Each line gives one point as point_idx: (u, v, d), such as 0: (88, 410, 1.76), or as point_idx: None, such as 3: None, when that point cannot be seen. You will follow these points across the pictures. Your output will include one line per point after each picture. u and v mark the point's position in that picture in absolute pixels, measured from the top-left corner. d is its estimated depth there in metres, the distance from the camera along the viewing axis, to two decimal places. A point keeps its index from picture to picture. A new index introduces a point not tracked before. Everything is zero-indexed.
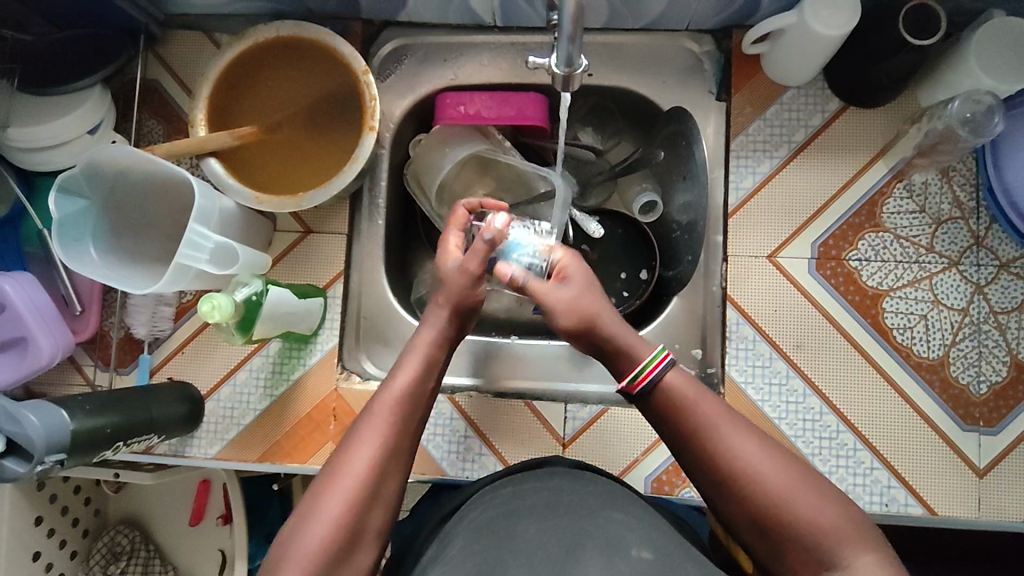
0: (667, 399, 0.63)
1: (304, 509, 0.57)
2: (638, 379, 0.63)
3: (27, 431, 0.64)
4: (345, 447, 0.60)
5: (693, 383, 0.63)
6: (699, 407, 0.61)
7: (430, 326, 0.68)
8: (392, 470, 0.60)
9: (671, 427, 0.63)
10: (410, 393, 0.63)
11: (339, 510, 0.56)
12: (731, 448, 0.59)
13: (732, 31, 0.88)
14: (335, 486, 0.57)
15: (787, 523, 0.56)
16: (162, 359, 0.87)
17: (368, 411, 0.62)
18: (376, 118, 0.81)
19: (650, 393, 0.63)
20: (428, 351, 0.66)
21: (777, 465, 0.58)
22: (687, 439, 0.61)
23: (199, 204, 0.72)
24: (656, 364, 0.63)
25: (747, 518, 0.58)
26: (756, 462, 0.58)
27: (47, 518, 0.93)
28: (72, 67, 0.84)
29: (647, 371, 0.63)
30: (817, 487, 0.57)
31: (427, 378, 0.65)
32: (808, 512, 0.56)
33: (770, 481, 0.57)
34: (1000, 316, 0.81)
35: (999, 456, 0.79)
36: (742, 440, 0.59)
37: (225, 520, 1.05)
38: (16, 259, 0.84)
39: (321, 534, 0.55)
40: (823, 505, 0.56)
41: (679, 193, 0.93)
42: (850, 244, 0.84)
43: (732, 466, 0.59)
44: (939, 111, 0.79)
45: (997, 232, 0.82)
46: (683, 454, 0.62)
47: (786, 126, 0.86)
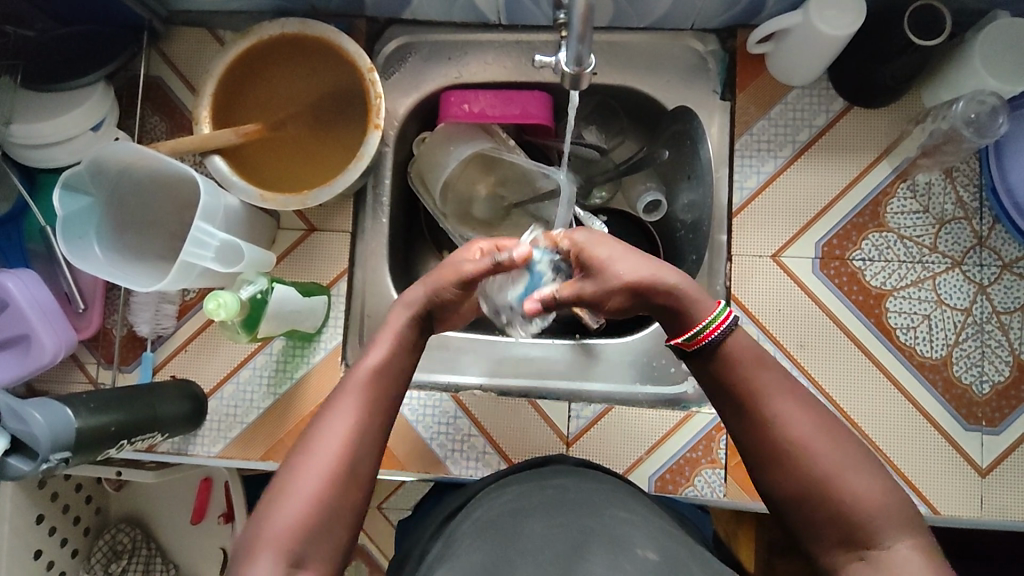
0: (726, 362, 0.61)
1: (278, 486, 0.56)
2: (692, 340, 0.61)
3: (32, 429, 0.64)
4: (317, 424, 0.59)
5: (749, 349, 0.61)
6: (756, 376, 0.60)
7: (402, 308, 0.66)
8: (368, 448, 0.59)
9: (725, 391, 0.61)
10: (382, 371, 0.62)
11: (315, 487, 0.55)
12: (784, 418, 0.58)
13: (736, 31, 0.88)
14: (309, 463, 0.56)
15: (832, 499, 0.55)
16: (165, 357, 0.86)
17: (342, 388, 0.61)
18: (382, 115, 0.81)
19: (709, 353, 0.61)
20: (401, 330, 0.65)
21: (829, 441, 0.57)
22: (741, 404, 0.60)
23: (205, 202, 0.72)
24: (718, 324, 0.61)
25: (789, 490, 0.57)
26: (809, 435, 0.57)
27: (48, 516, 0.93)
28: (76, 63, 0.83)
29: (710, 329, 0.61)
30: (868, 466, 0.56)
31: (401, 355, 0.64)
32: (855, 489, 0.54)
33: (819, 455, 0.56)
34: (1002, 316, 0.82)
35: (1001, 456, 0.80)
36: (796, 413, 0.58)
37: (226, 518, 1.05)
38: (18, 256, 0.84)
39: (297, 511, 0.54)
40: (871, 484, 0.55)
41: (684, 193, 0.94)
42: (853, 244, 0.84)
43: (782, 438, 0.57)
44: (944, 111, 0.80)
45: (1001, 232, 0.83)
46: (734, 419, 0.61)
47: (790, 126, 0.86)
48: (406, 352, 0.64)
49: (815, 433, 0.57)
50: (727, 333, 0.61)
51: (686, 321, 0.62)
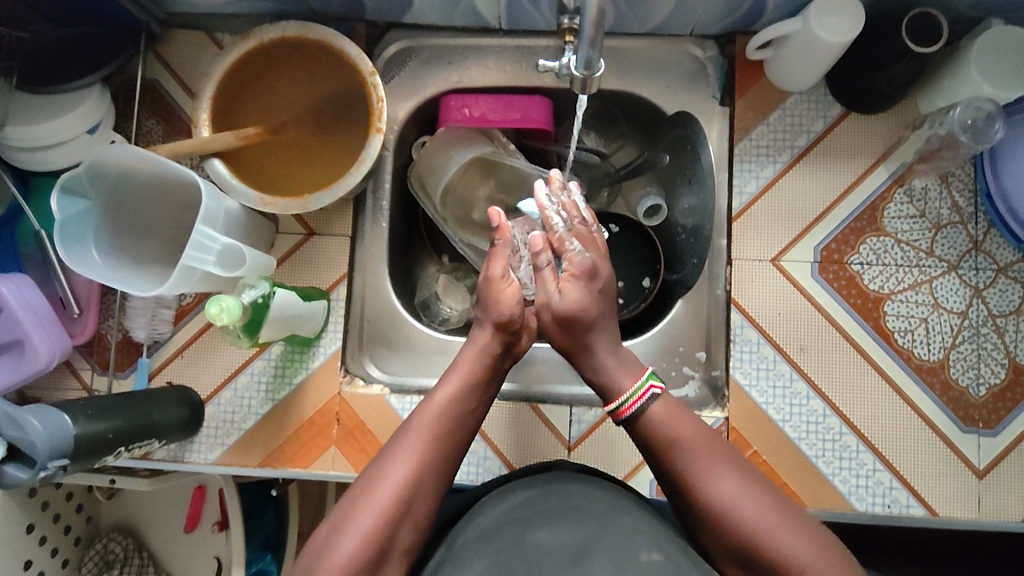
0: (653, 432, 0.64)
1: (338, 517, 0.57)
2: (623, 406, 0.67)
3: (30, 436, 0.63)
4: (384, 457, 0.61)
5: (673, 412, 0.65)
6: (684, 440, 0.63)
7: (473, 346, 0.70)
8: (430, 485, 0.60)
9: (655, 460, 0.64)
10: (450, 409, 0.64)
11: (374, 521, 0.56)
12: (708, 481, 0.60)
13: (735, 37, 0.89)
14: (372, 496, 0.58)
15: (761, 554, 0.56)
16: (161, 363, 0.85)
17: (408, 425, 0.63)
18: (384, 119, 0.80)
19: (633, 423, 0.66)
20: (468, 371, 0.67)
21: (752, 498, 0.59)
22: (669, 471, 0.63)
23: (206, 206, 0.71)
24: (639, 395, 0.66)
25: (725, 546, 0.58)
26: (732, 495, 0.59)
27: (39, 525, 0.91)
28: (72, 65, 0.82)
29: (631, 401, 0.66)
30: (792, 518, 0.58)
31: (471, 395, 0.66)
32: (782, 543, 0.56)
33: (748, 514, 0.58)
34: (998, 320, 0.83)
35: (998, 457, 0.81)
36: (720, 473, 0.60)
37: (221, 526, 1.03)
38: (11, 260, 0.83)
39: (355, 543, 0.55)
40: (796, 538, 0.56)
41: (684, 197, 0.95)
42: (851, 248, 0.85)
43: (709, 501, 0.59)
44: (942, 116, 0.80)
45: (996, 237, 0.84)
46: (670, 486, 0.63)
47: (789, 132, 0.87)
48: (476, 391, 0.67)
49: (738, 493, 0.59)
50: (649, 401, 0.65)
51: (613, 392, 0.68)
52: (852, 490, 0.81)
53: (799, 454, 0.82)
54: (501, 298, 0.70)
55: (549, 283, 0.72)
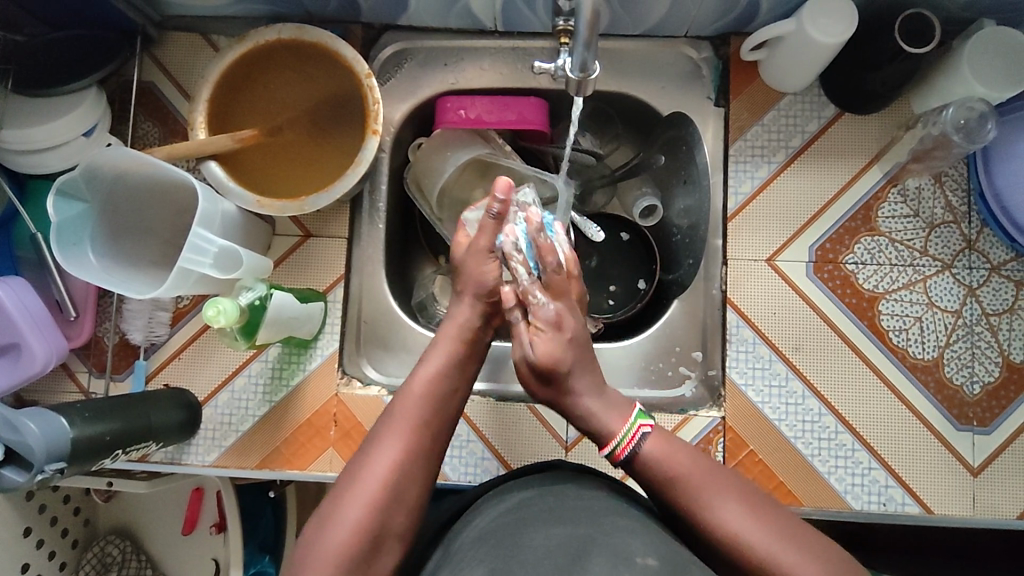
0: (651, 473, 0.62)
1: (327, 508, 0.57)
2: (619, 447, 0.64)
3: (27, 439, 0.63)
4: (370, 444, 0.61)
5: (667, 452, 0.63)
6: (685, 474, 0.61)
7: (453, 321, 0.69)
8: (418, 471, 0.60)
9: (658, 500, 0.63)
10: (432, 387, 0.64)
11: (361, 512, 0.56)
12: (713, 511, 0.59)
13: (729, 38, 0.89)
14: (359, 484, 0.58)
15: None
16: (158, 365, 0.85)
17: (392, 409, 0.63)
18: (380, 121, 0.81)
19: (631, 466, 0.64)
20: (450, 348, 0.67)
21: (758, 528, 0.58)
22: (672, 508, 0.61)
23: (203, 208, 0.71)
24: (630, 438, 0.64)
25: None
26: (740, 524, 0.58)
27: (36, 528, 0.91)
28: (68, 67, 0.83)
29: (623, 445, 0.64)
30: (798, 542, 0.57)
31: (454, 372, 0.66)
32: (792, 570, 0.55)
33: (756, 544, 0.57)
34: (992, 318, 0.83)
35: (993, 456, 0.81)
36: (723, 506, 0.59)
37: (219, 528, 1.03)
38: (6, 262, 0.83)
39: (345, 534, 0.55)
40: (805, 563, 0.55)
41: (679, 197, 0.95)
42: (846, 248, 0.85)
43: (715, 533, 0.58)
44: (935, 117, 0.81)
45: (989, 236, 0.84)
46: (677, 523, 0.62)
47: (783, 132, 0.87)
48: (458, 368, 0.67)
49: (743, 523, 0.58)
50: (642, 442, 0.63)
51: (603, 436, 0.65)
52: (847, 488, 0.81)
53: (794, 453, 0.82)
54: (480, 266, 0.71)
55: (526, 334, 0.66)
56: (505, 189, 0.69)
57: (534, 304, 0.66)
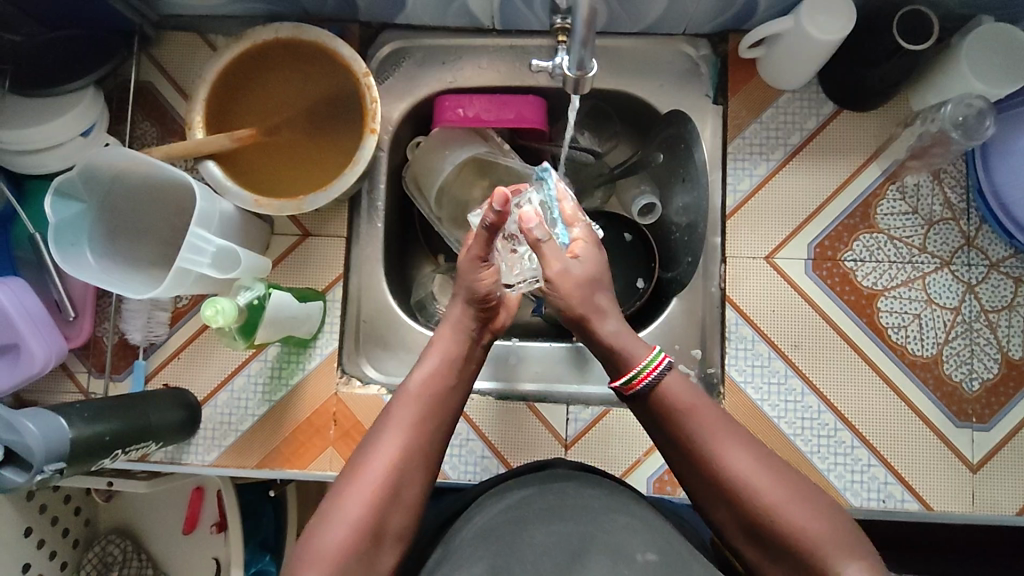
0: (666, 407, 0.62)
1: (325, 506, 0.57)
2: (642, 372, 0.62)
3: (26, 440, 0.63)
4: (368, 443, 0.61)
5: (685, 390, 0.62)
6: (699, 414, 0.61)
7: (449, 322, 0.68)
8: (416, 469, 0.60)
9: (666, 435, 0.62)
10: (431, 386, 0.64)
11: (359, 511, 0.56)
12: (724, 456, 0.59)
13: (728, 35, 0.89)
14: (357, 482, 0.58)
15: (776, 532, 0.56)
16: (157, 365, 0.85)
17: (391, 408, 0.63)
18: (378, 120, 0.81)
19: (646, 397, 0.63)
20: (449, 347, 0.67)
21: (767, 477, 0.58)
22: (679, 444, 0.61)
23: (200, 208, 0.71)
24: (654, 366, 0.62)
25: (740, 523, 0.58)
26: (749, 472, 0.58)
27: (36, 528, 0.91)
28: (66, 67, 0.82)
29: (645, 373, 0.62)
30: (806, 497, 0.57)
31: (453, 368, 0.66)
32: (797, 521, 0.55)
33: (764, 493, 0.57)
34: (991, 315, 0.83)
35: (992, 452, 0.81)
36: (736, 451, 0.59)
37: (219, 528, 1.03)
38: (5, 263, 0.83)
39: (342, 532, 0.55)
40: (811, 516, 0.56)
41: (678, 195, 0.94)
42: (845, 245, 0.85)
43: (724, 477, 0.58)
44: (932, 114, 0.81)
45: (988, 233, 0.84)
46: (679, 462, 0.62)
47: (782, 130, 0.87)
48: (457, 367, 0.66)
49: (754, 470, 0.58)
50: (665, 373, 0.62)
51: (626, 363, 0.64)
52: (846, 485, 0.81)
53: (794, 451, 0.82)
54: (474, 270, 0.68)
55: (558, 253, 0.66)
56: (502, 202, 0.61)
57: (579, 222, 0.71)
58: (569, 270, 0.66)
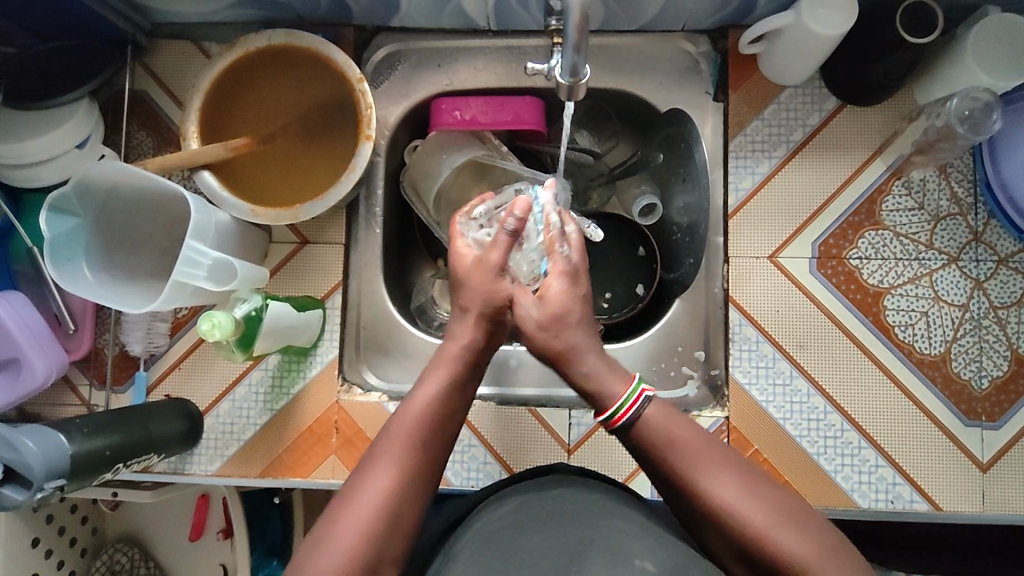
0: (644, 442, 0.61)
1: (319, 532, 0.56)
2: (616, 414, 0.61)
3: (25, 458, 0.62)
4: (365, 468, 0.59)
5: (664, 422, 0.61)
6: (680, 447, 0.60)
7: (454, 343, 0.66)
8: (410, 499, 0.59)
9: (651, 466, 0.61)
10: (430, 414, 0.62)
11: (354, 541, 0.55)
12: (706, 483, 0.58)
13: (727, 31, 0.88)
14: (350, 511, 0.56)
15: (766, 557, 0.55)
16: (158, 376, 0.85)
17: (387, 432, 0.61)
18: (373, 126, 0.80)
19: (627, 434, 0.62)
20: (451, 371, 0.65)
21: (751, 502, 0.56)
22: (666, 478, 0.60)
23: (195, 220, 0.71)
24: (632, 402, 0.61)
25: (731, 552, 0.57)
26: (735, 498, 0.57)
27: (44, 538, 0.91)
28: (59, 79, 0.82)
29: (622, 411, 0.61)
30: (793, 519, 0.56)
31: (453, 394, 0.64)
32: (784, 545, 0.54)
33: (750, 520, 0.56)
34: (1000, 311, 0.82)
35: (1002, 450, 0.80)
36: (719, 479, 0.58)
37: (226, 534, 1.04)
38: (4, 277, 0.82)
39: (339, 562, 0.54)
40: (799, 543, 0.54)
41: (679, 195, 0.92)
42: (850, 243, 0.84)
43: (709, 506, 0.57)
44: (938, 108, 0.79)
45: (996, 227, 0.83)
46: (668, 493, 0.61)
47: (784, 126, 0.86)
48: (457, 392, 0.64)
49: (738, 496, 0.57)
50: (643, 407, 0.61)
51: (604, 400, 0.63)
52: (854, 486, 0.80)
53: (800, 452, 0.81)
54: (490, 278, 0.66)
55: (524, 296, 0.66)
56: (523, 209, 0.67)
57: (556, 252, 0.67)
58: (526, 317, 0.65)
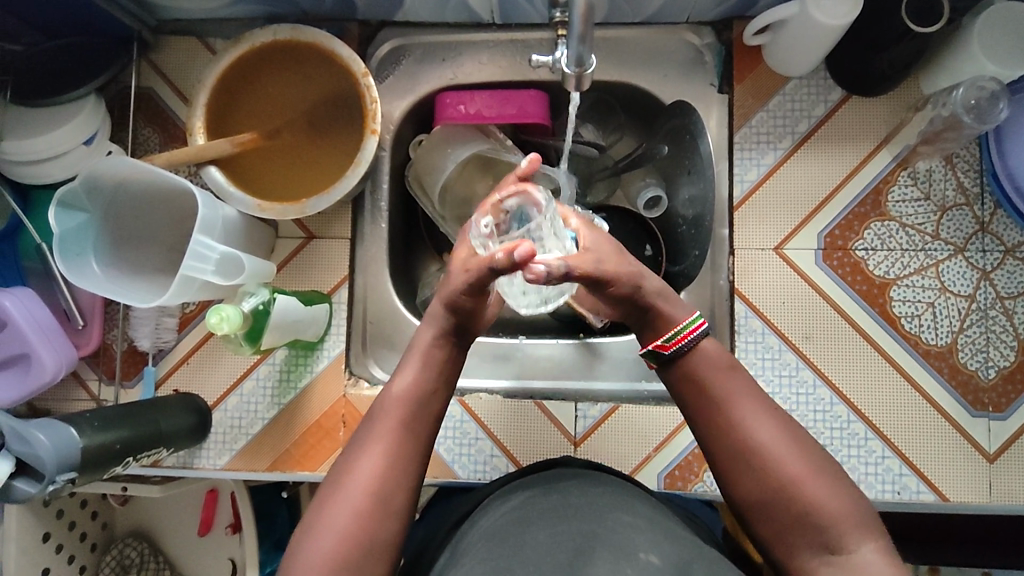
0: (694, 375, 0.62)
1: (311, 517, 0.58)
2: (667, 343, 0.62)
3: (37, 451, 0.63)
4: (353, 452, 0.60)
5: (717, 360, 0.62)
6: (728, 385, 0.61)
7: (428, 325, 0.66)
8: (401, 479, 0.59)
9: (693, 401, 0.62)
10: (410, 395, 0.62)
11: (344, 525, 0.56)
12: (749, 424, 0.59)
13: (732, 22, 0.88)
14: (339, 496, 0.57)
15: (795, 503, 0.56)
16: (167, 371, 0.86)
17: (371, 417, 0.62)
18: (378, 120, 0.80)
19: (675, 362, 0.62)
20: (426, 353, 0.65)
21: (792, 449, 0.58)
22: (707, 412, 0.61)
23: (203, 215, 0.71)
24: (691, 330, 0.62)
25: (756, 494, 0.58)
26: (775, 442, 0.58)
27: (55, 533, 0.92)
28: (66, 76, 0.82)
29: (683, 334, 0.62)
30: (829, 475, 0.57)
31: (431, 374, 0.64)
32: (816, 498, 0.55)
33: (788, 465, 0.57)
34: (1007, 302, 0.81)
35: (1009, 441, 0.80)
36: (764, 422, 0.59)
37: (235, 528, 1.05)
38: (14, 274, 0.83)
39: (331, 547, 0.55)
40: (832, 494, 0.55)
41: (684, 187, 0.94)
42: (856, 234, 0.84)
43: (750, 444, 0.58)
44: (944, 97, 0.79)
45: (1002, 217, 0.82)
46: (701, 428, 0.61)
47: (789, 118, 0.86)
48: (436, 372, 0.64)
49: (780, 441, 0.58)
50: (696, 342, 0.62)
51: (661, 326, 0.64)
52: (860, 478, 0.80)
53: None
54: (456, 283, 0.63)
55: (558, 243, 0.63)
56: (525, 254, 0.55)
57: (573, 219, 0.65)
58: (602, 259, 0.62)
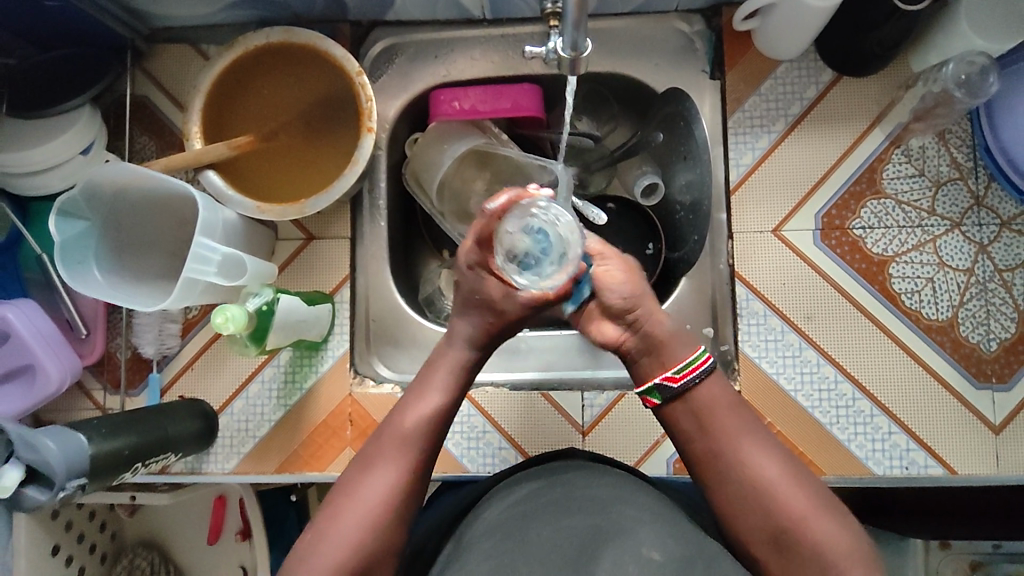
0: (694, 404, 0.64)
1: (321, 525, 0.59)
2: (677, 374, 0.64)
3: (45, 457, 0.63)
4: (366, 464, 0.61)
5: (716, 397, 0.64)
6: (728, 421, 0.62)
7: (455, 345, 0.68)
8: (410, 495, 0.61)
9: (694, 437, 0.63)
10: (435, 418, 0.64)
11: (355, 534, 0.57)
12: (752, 459, 0.61)
13: (721, 9, 0.89)
14: (352, 507, 0.59)
15: (800, 539, 0.57)
16: (172, 377, 0.86)
17: (388, 432, 0.63)
18: (374, 118, 0.80)
19: (673, 399, 0.64)
20: (453, 375, 0.67)
21: (794, 485, 0.59)
22: (707, 445, 0.62)
23: (204, 217, 0.71)
24: (696, 364, 0.64)
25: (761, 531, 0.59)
26: (778, 480, 0.59)
27: (63, 546, 0.91)
28: (62, 86, 0.83)
29: (688, 368, 0.64)
30: (831, 511, 0.59)
31: (454, 399, 0.66)
32: (820, 535, 0.57)
33: (791, 502, 0.58)
34: (1005, 274, 0.82)
35: (1012, 413, 0.80)
36: (765, 460, 0.61)
37: (243, 535, 1.03)
38: (15, 285, 0.83)
39: (341, 555, 0.56)
40: (835, 531, 0.57)
41: (680, 173, 0.93)
42: (853, 212, 0.84)
43: (753, 479, 0.60)
44: (935, 73, 0.82)
45: (997, 191, 0.83)
46: (701, 458, 0.63)
47: (781, 101, 0.86)
48: (456, 396, 0.66)
49: (781, 477, 0.60)
50: (703, 376, 0.64)
51: (665, 358, 0.65)
52: (868, 454, 0.81)
53: (812, 423, 0.81)
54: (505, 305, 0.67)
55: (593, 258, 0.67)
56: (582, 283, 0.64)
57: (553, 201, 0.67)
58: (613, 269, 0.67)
